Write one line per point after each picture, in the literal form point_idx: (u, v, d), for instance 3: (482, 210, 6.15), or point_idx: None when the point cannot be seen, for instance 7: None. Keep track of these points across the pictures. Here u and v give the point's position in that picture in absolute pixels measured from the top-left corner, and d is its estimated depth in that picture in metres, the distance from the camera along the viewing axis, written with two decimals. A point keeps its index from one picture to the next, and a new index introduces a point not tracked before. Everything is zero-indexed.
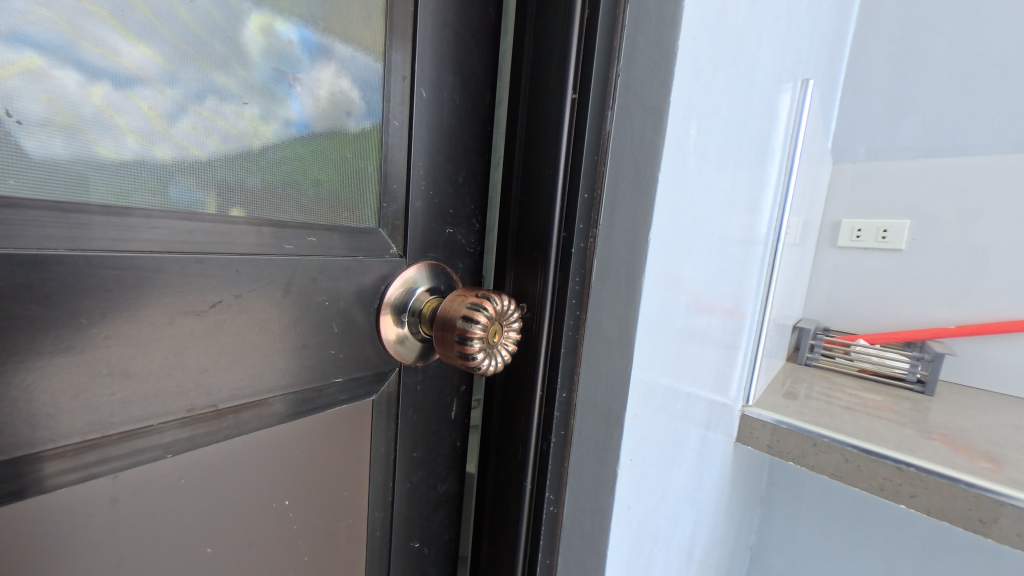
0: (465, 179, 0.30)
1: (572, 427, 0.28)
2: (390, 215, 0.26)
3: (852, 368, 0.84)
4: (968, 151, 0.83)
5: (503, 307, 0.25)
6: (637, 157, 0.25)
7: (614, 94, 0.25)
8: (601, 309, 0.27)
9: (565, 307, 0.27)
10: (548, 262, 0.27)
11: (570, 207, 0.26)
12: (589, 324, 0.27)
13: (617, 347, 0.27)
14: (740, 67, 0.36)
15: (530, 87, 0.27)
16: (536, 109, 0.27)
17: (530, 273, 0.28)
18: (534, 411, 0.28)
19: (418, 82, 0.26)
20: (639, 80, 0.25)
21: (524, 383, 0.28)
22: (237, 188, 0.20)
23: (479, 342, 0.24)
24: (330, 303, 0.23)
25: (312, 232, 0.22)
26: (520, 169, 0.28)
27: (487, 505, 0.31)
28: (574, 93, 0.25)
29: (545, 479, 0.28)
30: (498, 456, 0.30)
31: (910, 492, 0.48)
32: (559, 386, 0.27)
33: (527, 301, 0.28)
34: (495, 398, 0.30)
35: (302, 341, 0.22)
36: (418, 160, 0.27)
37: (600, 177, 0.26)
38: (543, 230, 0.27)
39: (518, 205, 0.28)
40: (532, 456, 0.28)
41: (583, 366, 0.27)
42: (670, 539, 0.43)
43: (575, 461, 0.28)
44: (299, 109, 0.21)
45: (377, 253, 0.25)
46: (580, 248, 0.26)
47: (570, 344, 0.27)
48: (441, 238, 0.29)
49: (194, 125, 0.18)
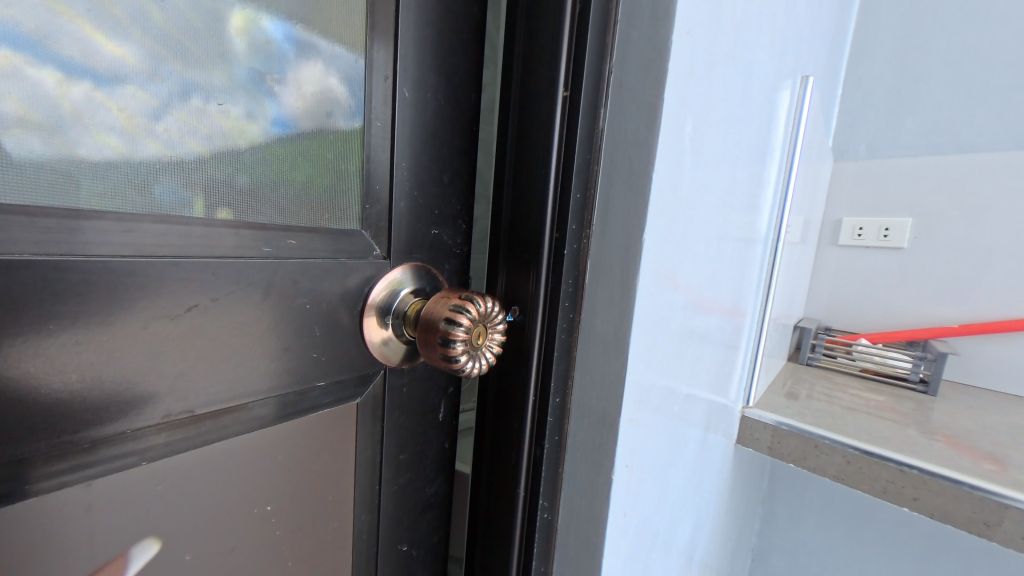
0: (450, 179, 0.29)
1: (566, 431, 0.28)
2: (375, 217, 0.25)
3: (853, 367, 0.83)
4: (972, 148, 0.82)
5: (487, 308, 0.24)
6: (630, 156, 0.25)
7: (606, 93, 0.25)
8: (593, 311, 0.26)
9: (557, 309, 0.26)
10: (539, 263, 0.26)
11: (561, 209, 0.26)
12: (582, 326, 0.27)
13: (611, 350, 0.26)
14: (738, 61, 0.35)
15: (520, 85, 0.27)
16: (527, 108, 0.26)
17: (520, 275, 0.27)
18: (526, 415, 0.28)
19: (401, 82, 0.25)
20: (632, 76, 0.24)
21: (516, 387, 0.28)
22: (221, 190, 0.19)
23: (462, 344, 0.23)
24: (312, 306, 0.23)
25: (292, 233, 0.22)
26: (510, 170, 0.27)
27: (480, 511, 0.30)
28: (565, 91, 0.25)
29: (539, 485, 0.28)
30: (490, 462, 0.29)
31: (913, 495, 0.48)
32: (553, 390, 0.27)
33: (518, 304, 0.27)
34: (486, 402, 0.29)
35: (283, 344, 0.22)
36: (402, 160, 0.26)
37: (593, 176, 0.25)
38: (534, 231, 0.26)
39: (508, 205, 0.28)
40: (525, 461, 0.28)
41: (577, 370, 0.27)
42: (670, 543, 0.42)
43: (570, 466, 0.28)
44: (283, 109, 0.21)
45: (360, 254, 0.25)
46: (572, 248, 0.26)
47: (562, 347, 0.27)
48: (427, 238, 0.28)
49: (175, 126, 0.18)
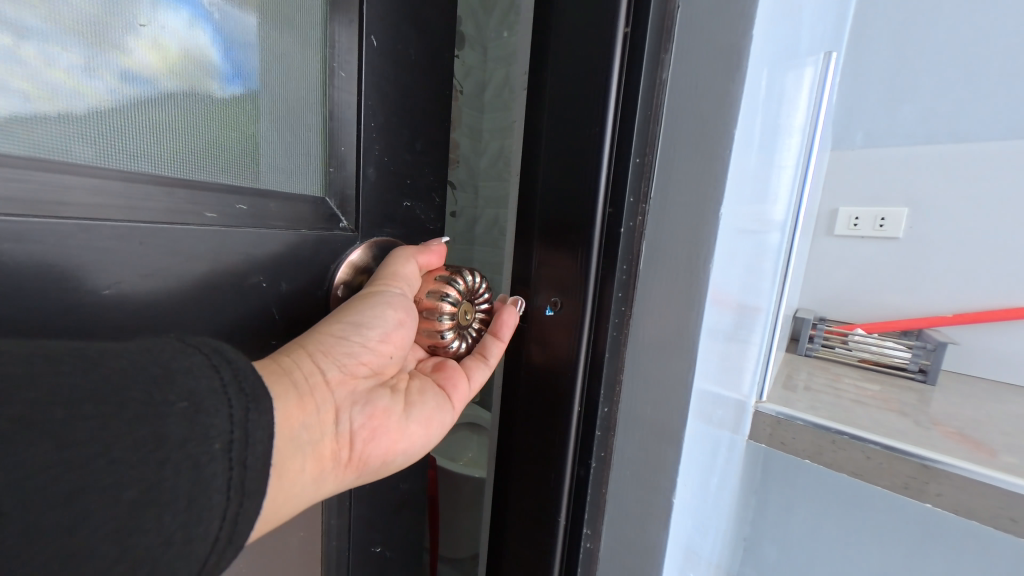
0: (423, 147, 0.31)
1: (613, 445, 0.23)
2: (336, 186, 0.27)
3: (852, 358, 0.83)
4: (967, 138, 0.82)
5: (472, 283, 0.29)
6: (700, 118, 0.21)
7: (671, 39, 0.21)
8: (649, 307, 0.22)
9: (608, 302, 0.22)
10: (588, 245, 0.22)
11: (614, 180, 0.22)
12: (635, 323, 0.23)
13: (672, 357, 0.23)
14: (785, 26, 0.32)
15: (568, 35, 0.23)
16: (576, 59, 0.23)
17: (562, 259, 0.24)
18: (570, 426, 0.23)
19: (369, 29, 0.26)
20: (706, 16, 0.20)
21: (555, 390, 0.24)
22: (93, 142, 0.18)
23: (449, 319, 0.28)
24: (270, 283, 0.24)
25: (242, 198, 0.23)
26: (552, 136, 0.24)
27: (512, 532, 0.27)
28: (626, 33, 0.21)
29: (581, 509, 0.24)
30: (524, 478, 0.26)
31: (937, 491, 0.46)
32: (601, 397, 0.23)
33: (560, 293, 0.24)
34: (518, 404, 0.26)
35: (241, 312, 0.23)
36: (371, 121, 0.27)
37: (652, 140, 0.21)
38: (581, 208, 0.23)
39: (550, 179, 0.24)
40: (567, 481, 0.24)
41: (627, 371, 0.23)
42: (696, 560, 0.39)
43: (616, 488, 0.24)
44: (155, 59, 0.20)
45: (328, 223, 0.26)
46: (627, 227, 0.22)
47: (613, 347, 0.23)
48: (400, 210, 0.30)
49: (22, 74, 0.16)
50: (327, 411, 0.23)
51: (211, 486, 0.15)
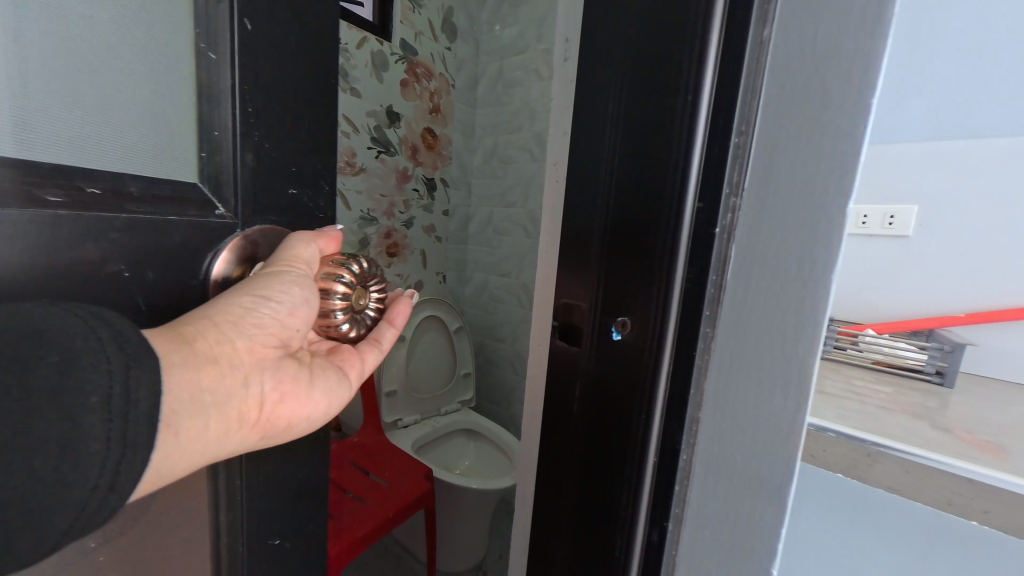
0: (306, 131, 0.36)
1: (702, 384, 0.35)
2: (210, 170, 0.31)
3: (865, 360, 0.80)
4: (980, 133, 0.80)
5: (365, 270, 0.36)
6: (791, 162, 0.30)
7: (759, 107, 0.31)
8: (748, 296, 0.33)
9: (695, 288, 0.35)
10: (675, 254, 0.35)
11: (709, 206, 0.34)
12: (721, 304, 0.34)
13: (779, 333, 0.31)
14: None
15: (670, 106, 0.34)
16: (667, 127, 0.35)
17: (658, 262, 0.36)
18: (659, 369, 0.37)
19: (241, 10, 0.30)
20: (790, 90, 0.30)
21: (646, 348, 0.37)
22: None
23: (342, 304, 0.34)
24: (131, 273, 0.27)
25: (134, 181, 0.28)
26: (655, 175, 0.36)
27: (614, 444, 0.40)
28: (705, 114, 0.33)
29: (669, 423, 0.37)
30: (620, 405, 0.40)
31: (984, 507, 0.43)
32: (691, 352, 0.36)
33: (657, 285, 0.36)
34: (631, 363, 0.38)
35: (103, 290, 0.26)
36: (248, 105, 0.31)
37: (735, 181, 0.33)
38: (673, 229, 0.35)
39: (654, 206, 0.36)
40: (658, 405, 0.37)
41: (722, 337, 0.34)
42: None
43: (715, 418, 0.35)
44: None
45: (203, 206, 0.30)
46: (720, 236, 0.33)
47: (694, 318, 0.35)
48: (286, 196, 0.35)
49: None
50: (239, 376, 0.28)
51: (87, 423, 0.21)
